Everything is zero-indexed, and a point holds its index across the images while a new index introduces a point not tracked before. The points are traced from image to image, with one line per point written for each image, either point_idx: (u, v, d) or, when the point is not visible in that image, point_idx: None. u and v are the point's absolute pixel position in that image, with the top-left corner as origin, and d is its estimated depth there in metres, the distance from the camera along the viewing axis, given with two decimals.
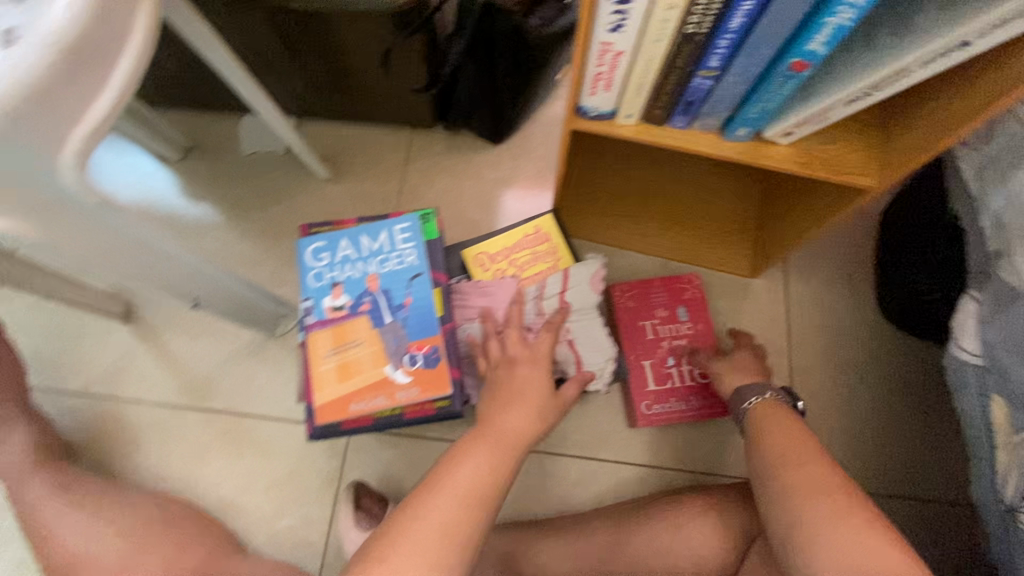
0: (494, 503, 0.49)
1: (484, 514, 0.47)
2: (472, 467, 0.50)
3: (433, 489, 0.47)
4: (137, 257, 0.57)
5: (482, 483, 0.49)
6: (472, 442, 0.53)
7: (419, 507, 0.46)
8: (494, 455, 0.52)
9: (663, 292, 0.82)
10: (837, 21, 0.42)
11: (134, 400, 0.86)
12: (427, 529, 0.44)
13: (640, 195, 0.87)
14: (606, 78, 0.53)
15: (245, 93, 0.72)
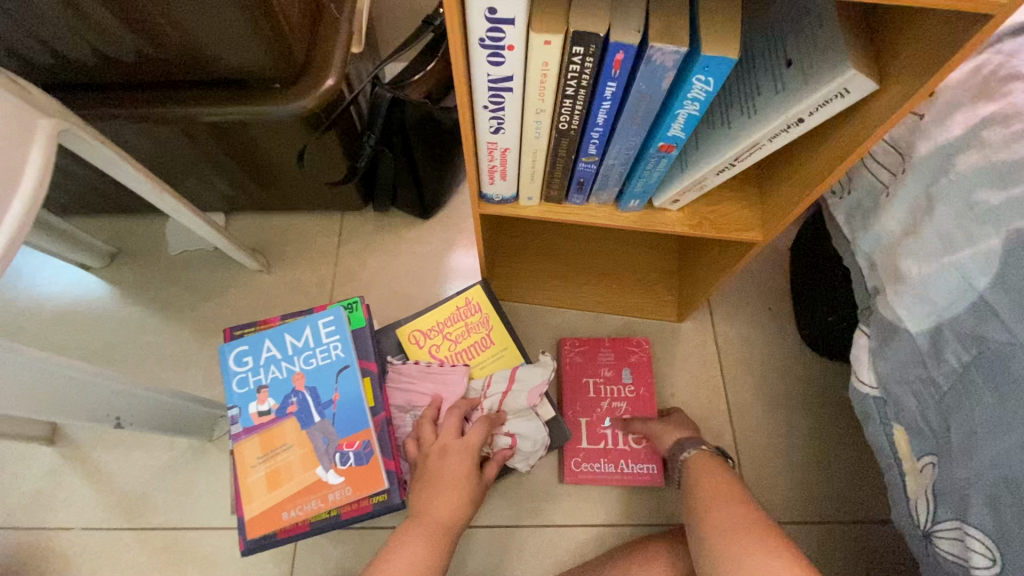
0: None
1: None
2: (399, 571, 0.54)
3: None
4: (49, 389, 0.56)
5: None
6: (398, 543, 0.57)
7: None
8: (420, 554, 0.56)
9: (612, 353, 0.86)
10: (686, 111, 0.47)
11: (61, 528, 0.81)
12: None
13: (567, 258, 0.91)
14: (501, 170, 0.57)
15: (160, 203, 0.73)
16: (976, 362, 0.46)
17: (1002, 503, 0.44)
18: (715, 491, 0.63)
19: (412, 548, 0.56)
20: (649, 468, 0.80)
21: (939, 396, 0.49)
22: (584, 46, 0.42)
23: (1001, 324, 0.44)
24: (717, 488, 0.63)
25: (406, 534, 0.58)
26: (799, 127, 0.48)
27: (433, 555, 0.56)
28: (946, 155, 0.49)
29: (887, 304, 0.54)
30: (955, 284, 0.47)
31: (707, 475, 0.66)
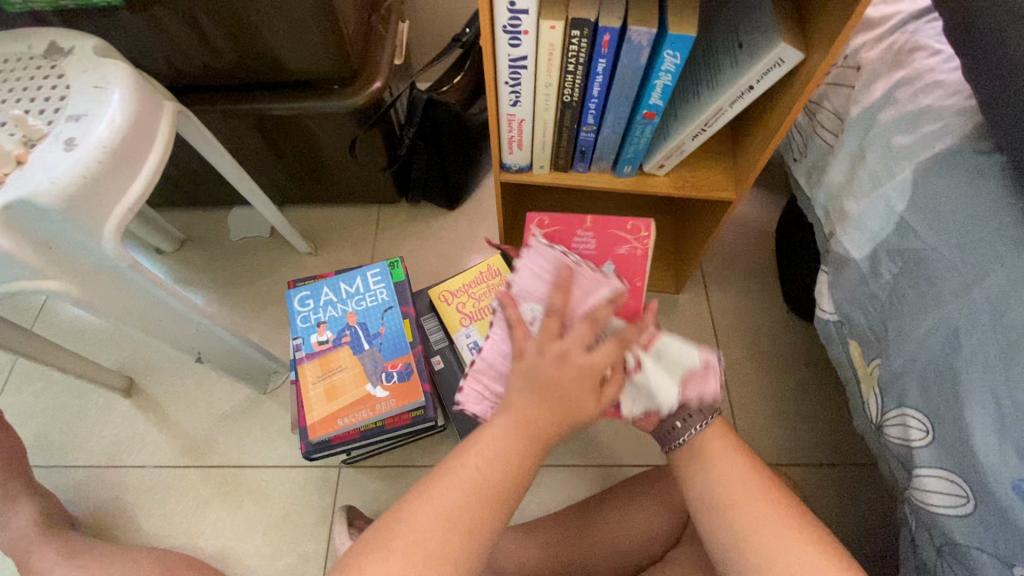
0: (497, 514, 0.44)
1: (486, 527, 0.43)
2: (473, 474, 0.44)
3: (429, 500, 0.43)
4: (156, 317, 0.69)
5: (482, 495, 0.43)
6: (481, 440, 0.45)
7: (414, 515, 0.43)
8: (499, 461, 0.44)
9: (595, 238, 0.69)
10: (662, 82, 0.61)
11: (135, 467, 0.92)
12: (432, 510, 0.43)
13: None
14: (518, 140, 0.71)
15: (238, 183, 0.88)
16: (903, 272, 0.57)
17: (928, 382, 0.54)
18: (724, 459, 0.51)
19: (491, 447, 0.45)
20: (633, 350, 0.50)
21: (878, 305, 0.60)
22: (580, 30, 0.56)
23: (917, 237, 0.56)
24: (737, 471, 0.50)
25: (491, 426, 0.45)
26: (752, 94, 0.61)
27: (515, 461, 0.44)
28: (871, 114, 0.63)
29: (837, 239, 0.65)
30: (882, 212, 0.59)
31: (704, 442, 0.51)
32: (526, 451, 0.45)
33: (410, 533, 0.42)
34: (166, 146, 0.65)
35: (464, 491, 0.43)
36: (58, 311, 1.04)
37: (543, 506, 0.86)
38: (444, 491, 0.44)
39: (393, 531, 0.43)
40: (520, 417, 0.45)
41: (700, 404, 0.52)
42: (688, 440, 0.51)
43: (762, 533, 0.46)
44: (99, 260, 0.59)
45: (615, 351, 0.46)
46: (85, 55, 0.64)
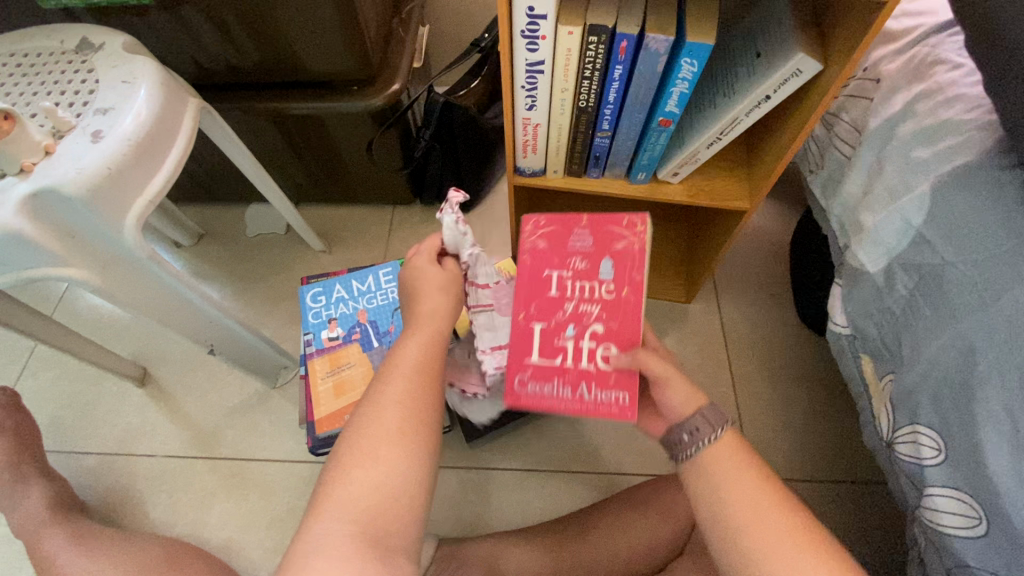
0: (437, 385, 0.49)
1: (434, 399, 0.48)
2: (408, 361, 0.49)
3: (379, 394, 0.46)
4: (171, 308, 0.70)
5: (420, 372, 0.48)
6: (399, 339, 0.51)
7: (370, 409, 0.46)
8: (425, 347, 0.51)
9: (589, 234, 0.54)
10: (679, 90, 0.61)
11: (145, 456, 0.94)
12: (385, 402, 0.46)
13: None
14: (533, 144, 0.72)
15: (256, 179, 0.89)
16: (919, 287, 0.57)
17: (942, 400, 0.53)
18: (729, 468, 0.47)
19: (412, 340, 0.51)
20: (619, 398, 0.51)
21: (893, 320, 0.59)
22: (597, 36, 0.56)
23: (934, 251, 0.55)
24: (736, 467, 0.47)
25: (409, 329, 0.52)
26: (769, 103, 0.60)
27: (431, 341, 0.52)
28: (891, 127, 0.62)
29: (852, 252, 0.65)
30: (899, 225, 0.59)
31: (716, 455, 0.48)
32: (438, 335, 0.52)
33: (373, 423, 0.45)
34: (188, 142, 0.67)
35: (407, 373, 0.48)
36: (78, 300, 1.06)
37: (546, 512, 0.86)
38: (387, 382, 0.47)
39: (356, 430, 0.45)
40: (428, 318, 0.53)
41: (706, 417, 0.49)
42: (698, 453, 0.48)
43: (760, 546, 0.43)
44: (118, 249, 0.61)
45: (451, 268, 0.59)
46: (114, 51, 0.66)
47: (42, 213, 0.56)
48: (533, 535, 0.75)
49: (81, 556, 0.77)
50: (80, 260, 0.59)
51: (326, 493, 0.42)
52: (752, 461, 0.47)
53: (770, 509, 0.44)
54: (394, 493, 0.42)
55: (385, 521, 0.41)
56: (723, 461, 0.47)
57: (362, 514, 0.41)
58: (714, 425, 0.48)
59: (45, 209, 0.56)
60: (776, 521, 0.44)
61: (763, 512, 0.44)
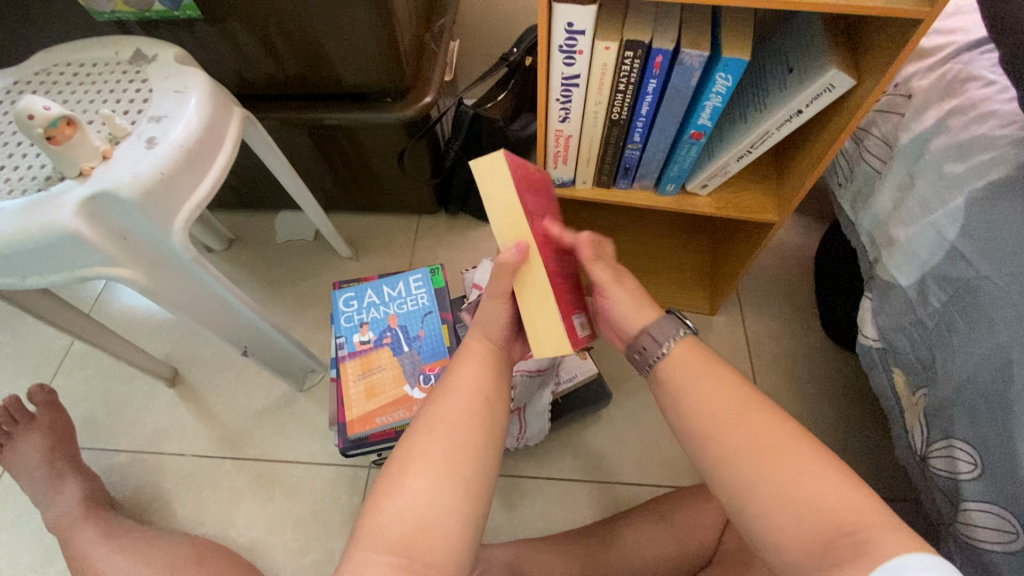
0: (494, 414, 0.48)
1: (489, 428, 0.47)
2: (460, 386, 0.49)
3: (429, 417, 0.46)
4: (210, 310, 0.72)
5: (476, 399, 0.48)
6: (455, 367, 0.52)
7: (421, 433, 0.46)
8: (480, 377, 0.50)
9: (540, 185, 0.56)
10: (712, 104, 0.62)
11: (175, 455, 0.96)
12: (438, 424, 0.46)
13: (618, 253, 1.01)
14: (564, 155, 0.74)
15: (291, 187, 0.92)
16: (953, 300, 0.57)
17: (977, 413, 0.53)
18: (695, 376, 0.48)
19: (467, 367, 0.51)
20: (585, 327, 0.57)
21: (926, 333, 0.59)
22: (634, 51, 0.58)
23: (969, 265, 0.55)
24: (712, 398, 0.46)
25: (462, 356, 0.53)
26: (801, 117, 0.61)
27: (491, 370, 0.52)
28: (923, 142, 0.63)
29: (885, 266, 0.65)
30: (932, 239, 0.59)
31: (671, 363, 0.50)
32: (496, 368, 0.53)
33: (425, 446, 0.44)
34: (233, 149, 0.69)
35: (463, 399, 0.48)
36: (113, 301, 1.09)
37: (569, 521, 0.86)
38: (441, 406, 0.47)
39: (405, 452, 0.45)
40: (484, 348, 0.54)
41: (654, 334, 0.51)
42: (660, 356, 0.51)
43: (728, 441, 0.43)
44: (165, 251, 0.63)
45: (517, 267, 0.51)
46: (166, 62, 0.69)
47: (97, 216, 0.58)
48: (558, 543, 0.75)
49: (114, 551, 0.79)
50: (131, 260, 0.61)
51: (373, 511, 0.42)
52: (716, 369, 0.48)
53: (743, 411, 0.44)
54: (445, 518, 0.41)
55: (432, 546, 0.40)
56: (685, 367, 0.49)
57: (403, 540, 0.40)
58: (666, 336, 0.51)
59: (100, 211, 0.58)
60: (747, 423, 0.44)
61: (735, 415, 0.44)
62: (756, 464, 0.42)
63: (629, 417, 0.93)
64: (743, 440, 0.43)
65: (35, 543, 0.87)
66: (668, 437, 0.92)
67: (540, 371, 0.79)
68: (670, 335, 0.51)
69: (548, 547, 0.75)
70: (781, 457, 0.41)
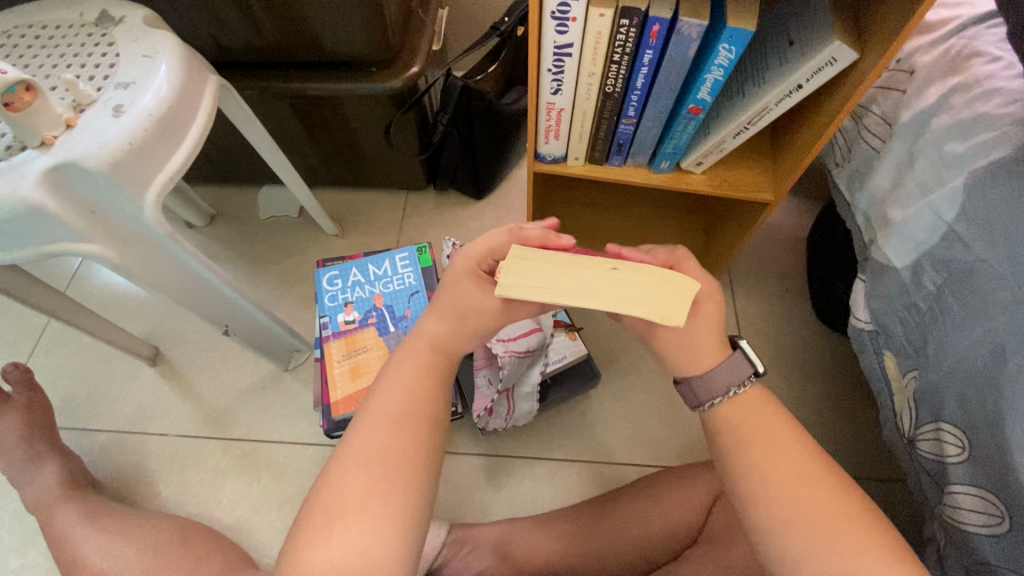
0: (421, 432, 0.44)
1: (417, 450, 0.44)
2: (388, 408, 0.45)
3: (356, 450, 0.43)
4: (187, 289, 0.69)
5: (401, 419, 0.45)
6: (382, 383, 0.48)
7: (346, 469, 0.42)
8: (410, 396, 0.46)
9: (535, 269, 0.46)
10: (713, 77, 0.60)
11: (157, 435, 0.94)
12: (366, 455, 0.42)
13: (615, 229, 0.98)
14: (555, 130, 0.70)
15: (272, 161, 0.89)
16: (947, 283, 0.56)
17: (968, 398, 0.52)
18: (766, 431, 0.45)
19: (398, 378, 0.48)
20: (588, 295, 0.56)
21: (918, 316, 0.59)
22: (629, 19, 0.55)
23: (966, 247, 0.54)
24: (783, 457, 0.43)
25: (394, 366, 0.49)
26: (800, 93, 0.59)
27: (429, 380, 0.48)
28: (924, 120, 0.61)
29: (879, 247, 0.64)
30: (929, 221, 0.58)
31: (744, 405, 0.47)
32: (431, 383, 0.48)
33: (351, 488, 0.41)
34: (208, 119, 0.66)
35: (387, 429, 0.44)
36: (89, 278, 1.06)
37: (556, 501, 0.86)
38: (362, 440, 0.43)
39: (326, 490, 0.41)
40: (422, 353, 0.50)
41: (704, 391, 0.48)
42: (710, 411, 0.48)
43: (784, 513, 0.41)
44: (138, 226, 0.60)
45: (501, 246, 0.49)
46: (135, 24, 0.65)
47: (60, 187, 0.55)
48: (545, 524, 0.75)
49: (95, 532, 0.77)
50: (101, 236, 0.58)
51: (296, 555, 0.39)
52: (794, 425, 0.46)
53: (807, 482, 0.42)
54: (371, 563, 0.39)
55: None
56: (753, 421, 0.46)
57: None
58: (734, 381, 0.47)
59: (64, 182, 0.55)
60: (812, 501, 0.41)
61: (796, 486, 0.42)
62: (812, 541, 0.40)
63: (619, 398, 0.93)
64: (807, 518, 0.41)
65: (16, 523, 0.86)
66: (657, 419, 0.91)
67: (530, 352, 0.78)
68: (721, 395, 0.48)
69: (536, 528, 0.75)
70: (844, 541, 0.40)
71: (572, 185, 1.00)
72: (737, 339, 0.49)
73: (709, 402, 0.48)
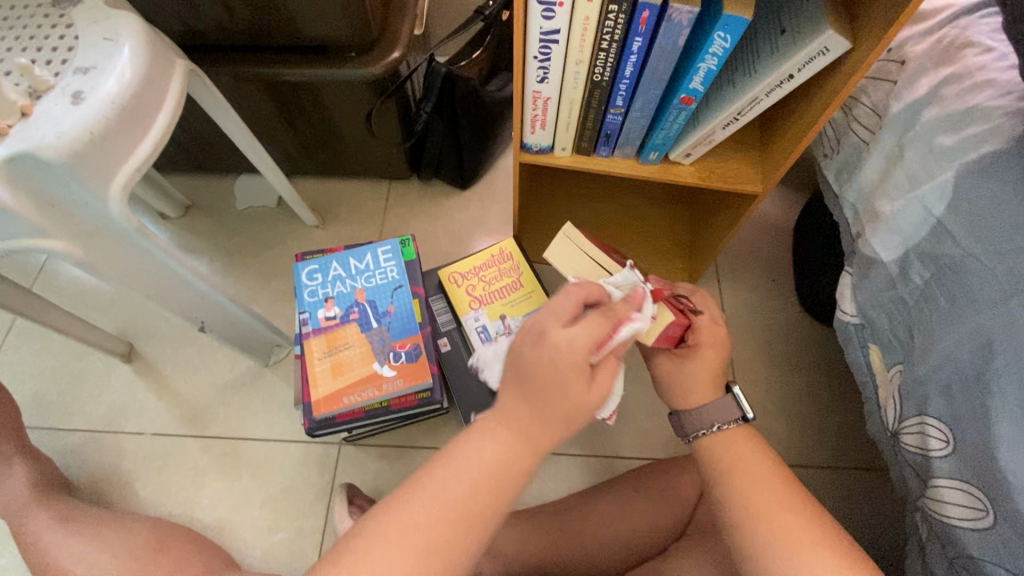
0: (477, 527, 0.41)
1: (473, 534, 0.41)
2: (476, 466, 0.42)
3: (432, 486, 0.41)
4: (160, 285, 0.66)
5: (475, 495, 0.42)
6: (455, 456, 0.43)
7: (410, 504, 0.41)
8: (499, 460, 0.43)
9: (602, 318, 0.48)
10: (706, 66, 0.58)
11: (134, 433, 0.91)
12: (438, 498, 0.41)
13: (612, 226, 0.96)
14: (542, 119, 0.68)
15: (249, 150, 0.85)
16: (935, 277, 0.56)
17: (955, 392, 0.52)
18: (741, 457, 0.51)
19: (484, 450, 0.43)
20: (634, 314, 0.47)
21: (905, 310, 0.58)
22: (618, 4, 0.53)
23: (954, 242, 0.54)
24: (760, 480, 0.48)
25: (487, 434, 0.43)
26: (791, 83, 0.58)
27: (514, 475, 0.43)
28: (914, 112, 0.61)
29: (866, 241, 0.64)
30: (918, 214, 0.58)
31: (726, 440, 0.53)
32: (522, 462, 0.43)
33: (407, 527, 0.40)
34: (177, 105, 0.62)
35: (468, 482, 0.42)
36: (57, 272, 1.01)
37: (543, 495, 0.86)
38: (441, 483, 0.42)
39: (362, 544, 0.40)
40: (514, 435, 0.43)
41: (694, 420, 0.55)
42: (701, 437, 0.54)
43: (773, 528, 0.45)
44: (102, 219, 0.57)
45: (603, 328, 0.44)
46: (93, 4, 0.61)
47: (17, 180, 0.52)
48: (532, 518, 0.75)
49: (69, 536, 0.75)
50: (63, 230, 0.55)
51: None
52: (762, 450, 0.52)
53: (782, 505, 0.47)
54: None
55: None
56: (735, 453, 0.52)
57: None
58: (721, 418, 0.54)
59: (20, 175, 0.52)
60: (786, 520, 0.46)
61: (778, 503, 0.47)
62: (792, 560, 0.44)
63: None
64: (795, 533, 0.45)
65: None
66: (644, 411, 0.91)
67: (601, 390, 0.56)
68: (706, 426, 0.54)
69: (523, 522, 0.74)
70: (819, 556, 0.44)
71: (569, 181, 0.99)
72: (731, 384, 0.55)
73: (697, 431, 0.55)
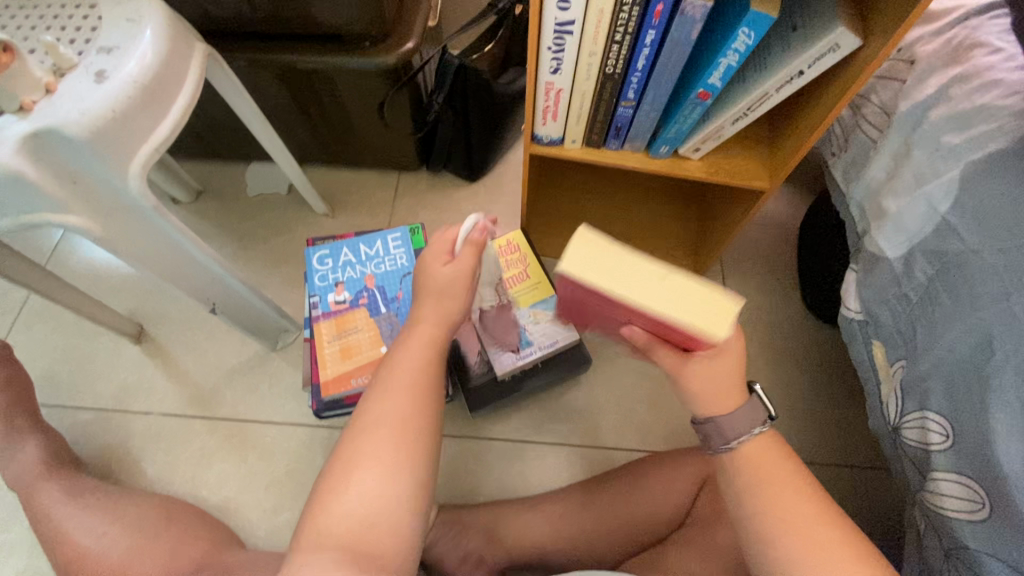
0: (424, 423, 0.50)
1: (425, 422, 0.50)
2: (406, 376, 0.52)
3: (378, 398, 0.50)
4: (175, 264, 0.67)
5: (415, 390, 0.51)
6: (388, 366, 0.54)
7: (373, 414, 0.50)
8: (427, 354, 0.55)
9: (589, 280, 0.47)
10: (727, 62, 0.59)
11: (143, 413, 0.92)
12: (383, 406, 0.50)
13: (618, 222, 0.97)
14: (553, 110, 0.69)
15: (264, 137, 0.86)
16: (939, 274, 0.56)
17: (955, 386, 0.53)
18: (762, 458, 0.49)
19: (410, 358, 0.54)
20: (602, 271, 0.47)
21: (908, 306, 0.59)
22: None
23: (959, 239, 0.55)
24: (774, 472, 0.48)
25: (404, 344, 0.55)
26: (801, 79, 0.59)
27: (434, 366, 0.54)
28: (922, 110, 0.62)
29: (872, 238, 0.65)
30: (924, 211, 0.59)
31: (750, 450, 0.49)
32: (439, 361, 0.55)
33: (377, 433, 0.48)
34: (196, 88, 0.64)
35: (407, 388, 0.51)
36: (70, 252, 1.02)
37: (545, 485, 0.87)
38: (385, 399, 0.50)
39: (339, 464, 0.47)
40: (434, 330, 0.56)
41: (727, 429, 0.50)
42: (734, 446, 0.50)
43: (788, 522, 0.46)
44: (121, 197, 0.58)
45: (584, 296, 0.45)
46: None
47: (40, 155, 0.53)
48: (534, 505, 0.76)
49: (78, 510, 0.76)
50: (83, 206, 0.56)
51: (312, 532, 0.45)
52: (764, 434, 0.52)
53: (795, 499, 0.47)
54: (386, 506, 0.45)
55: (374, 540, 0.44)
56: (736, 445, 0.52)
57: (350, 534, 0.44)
58: (751, 425, 0.50)
59: (43, 150, 0.53)
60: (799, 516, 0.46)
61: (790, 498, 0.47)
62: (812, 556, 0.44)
63: (610, 383, 0.93)
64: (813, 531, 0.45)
65: None
66: (647, 404, 0.92)
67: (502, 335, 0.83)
68: (741, 434, 0.49)
69: (525, 509, 0.76)
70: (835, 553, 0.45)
71: (587, 175, 1.00)
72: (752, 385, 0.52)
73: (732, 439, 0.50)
